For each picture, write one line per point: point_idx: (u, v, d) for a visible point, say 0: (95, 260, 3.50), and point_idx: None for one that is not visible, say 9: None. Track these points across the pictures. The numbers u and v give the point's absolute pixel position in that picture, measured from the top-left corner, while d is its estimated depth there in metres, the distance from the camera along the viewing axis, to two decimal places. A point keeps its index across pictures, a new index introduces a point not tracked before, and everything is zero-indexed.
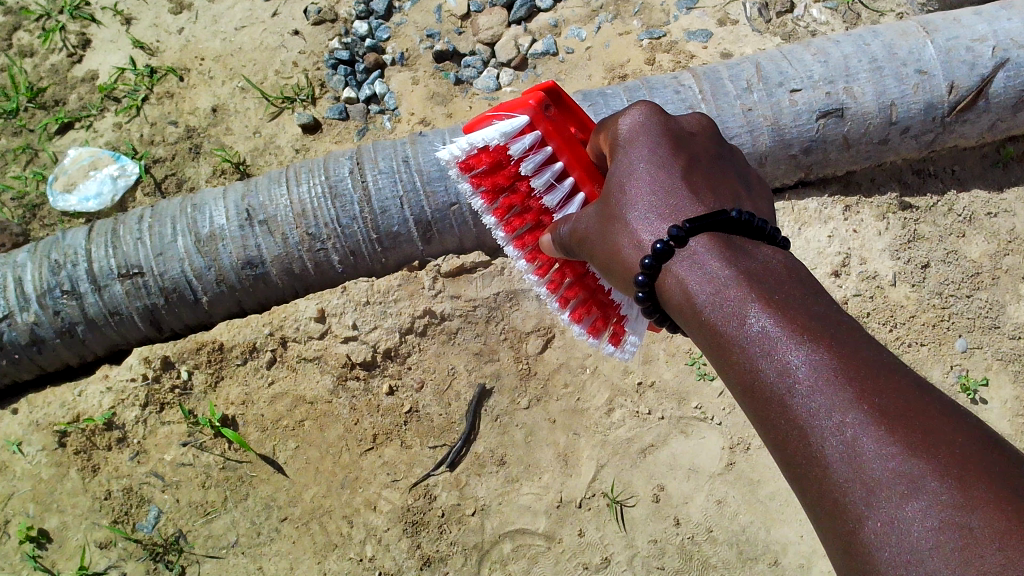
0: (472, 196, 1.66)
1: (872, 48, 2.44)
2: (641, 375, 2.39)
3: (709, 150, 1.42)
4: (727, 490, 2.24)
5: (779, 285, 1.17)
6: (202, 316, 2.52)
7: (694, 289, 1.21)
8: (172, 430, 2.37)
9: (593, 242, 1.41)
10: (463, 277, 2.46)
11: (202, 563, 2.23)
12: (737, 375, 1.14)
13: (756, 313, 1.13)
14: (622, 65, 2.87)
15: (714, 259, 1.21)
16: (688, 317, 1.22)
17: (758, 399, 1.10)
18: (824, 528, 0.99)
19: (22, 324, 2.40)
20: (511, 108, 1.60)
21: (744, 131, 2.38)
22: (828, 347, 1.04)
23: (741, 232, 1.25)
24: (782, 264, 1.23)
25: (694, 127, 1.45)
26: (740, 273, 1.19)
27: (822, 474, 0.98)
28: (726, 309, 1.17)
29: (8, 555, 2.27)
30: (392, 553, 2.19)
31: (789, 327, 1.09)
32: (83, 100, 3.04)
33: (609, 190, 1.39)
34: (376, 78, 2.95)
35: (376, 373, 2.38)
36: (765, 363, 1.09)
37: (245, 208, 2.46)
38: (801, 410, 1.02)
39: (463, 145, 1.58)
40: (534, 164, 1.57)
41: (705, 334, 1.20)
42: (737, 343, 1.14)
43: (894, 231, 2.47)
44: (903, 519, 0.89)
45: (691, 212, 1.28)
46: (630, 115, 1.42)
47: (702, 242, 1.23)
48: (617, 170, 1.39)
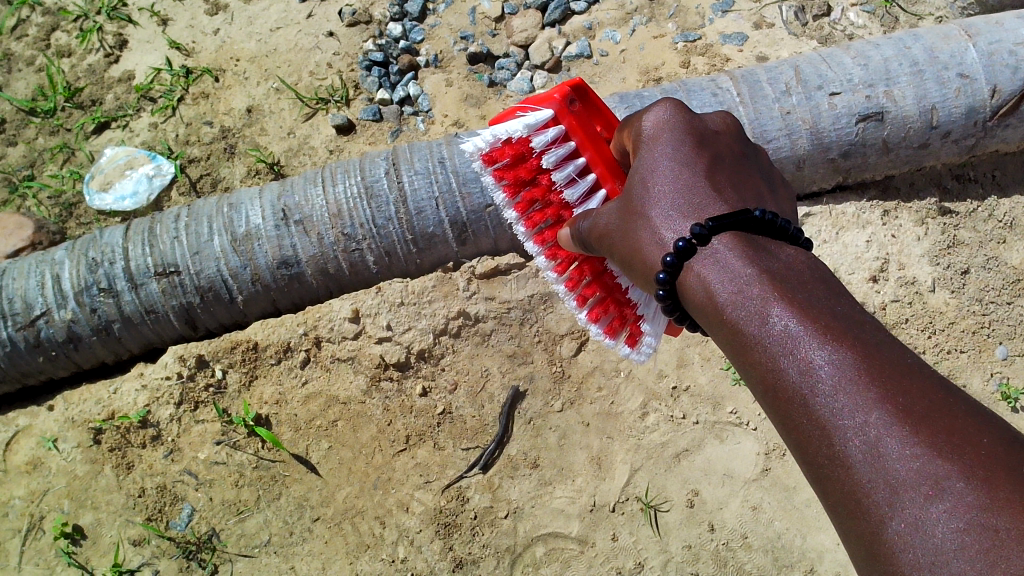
0: (494, 189, 1.66)
1: (912, 52, 2.43)
2: (675, 379, 2.37)
3: (735, 150, 1.40)
4: (762, 496, 2.22)
5: (801, 286, 1.15)
6: (238, 315, 2.53)
7: (715, 287, 1.18)
8: (206, 428, 2.38)
9: (614, 239, 1.38)
10: (498, 279, 2.46)
11: (234, 562, 2.23)
12: (756, 374, 1.12)
13: (778, 313, 1.11)
14: (656, 68, 2.86)
15: (736, 258, 1.19)
16: (709, 315, 1.20)
17: (778, 397, 1.08)
18: (843, 528, 0.97)
19: (59, 321, 2.44)
20: (537, 103, 1.61)
21: (783, 134, 2.37)
22: (850, 347, 1.03)
23: (764, 232, 1.24)
24: (805, 264, 1.21)
25: (718, 125, 1.43)
26: (762, 273, 1.17)
27: (842, 473, 0.97)
28: (747, 307, 1.15)
29: (43, 550, 2.30)
30: (424, 554, 2.18)
31: (812, 326, 1.07)
32: (119, 100, 3.07)
33: (632, 187, 1.37)
34: (410, 79, 2.95)
35: (409, 373, 2.37)
36: (786, 362, 1.07)
37: (281, 208, 2.47)
38: (822, 408, 1.01)
39: (486, 136, 1.61)
40: (556, 157, 1.57)
41: (725, 333, 1.18)
42: (757, 342, 1.12)
43: (934, 236, 2.44)
44: (927, 520, 0.88)
45: (715, 211, 1.26)
46: (654, 114, 1.41)
47: (725, 241, 1.21)
48: (640, 168, 1.37)
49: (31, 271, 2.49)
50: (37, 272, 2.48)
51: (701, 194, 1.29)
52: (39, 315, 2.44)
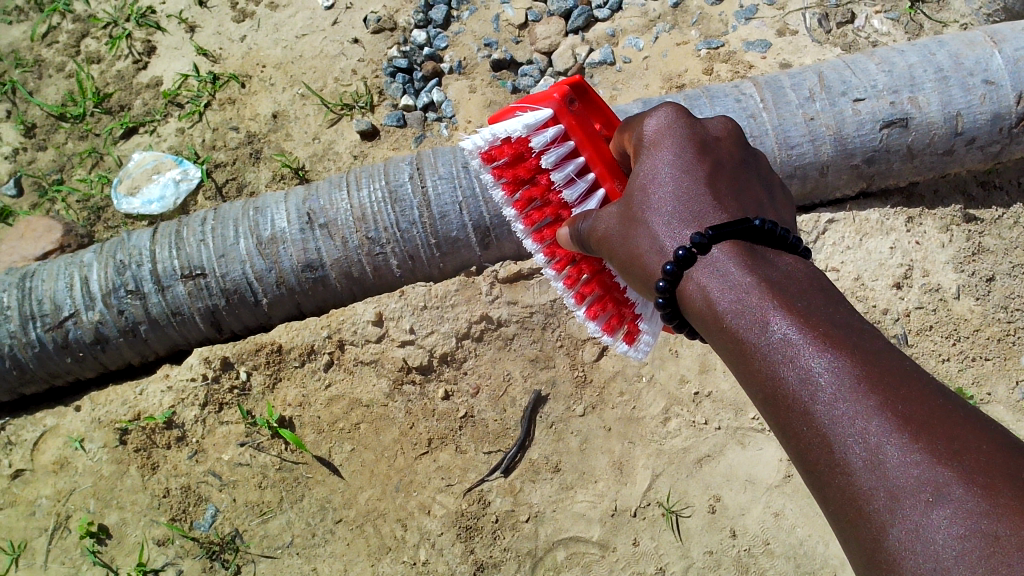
0: (494, 187, 1.68)
1: (937, 58, 2.42)
2: (698, 385, 2.37)
3: (736, 156, 1.39)
4: (785, 502, 2.21)
5: (802, 294, 1.16)
6: (263, 317, 2.56)
7: (716, 295, 1.19)
8: (229, 430, 2.40)
9: (615, 245, 1.39)
10: (520, 283, 2.47)
11: (257, 562, 2.24)
12: (757, 382, 1.13)
13: (779, 321, 1.12)
14: (679, 75, 2.87)
15: (736, 268, 1.19)
16: (709, 323, 1.20)
17: (779, 405, 1.08)
18: (844, 536, 0.97)
19: (87, 322, 2.47)
20: (535, 101, 1.60)
21: (806, 140, 2.37)
22: (850, 355, 1.03)
23: (764, 241, 1.23)
24: (805, 274, 1.21)
25: (719, 130, 1.42)
26: (763, 281, 1.17)
27: (842, 481, 0.97)
28: (748, 316, 1.15)
29: (70, 549, 2.33)
30: (446, 557, 2.19)
31: (812, 334, 1.08)
32: (147, 105, 3.11)
33: (632, 192, 1.37)
34: (433, 86, 2.97)
35: (432, 377, 2.39)
36: (786, 371, 1.07)
37: (306, 212, 2.49)
38: (822, 416, 1.01)
39: (485, 135, 1.60)
40: (555, 157, 1.56)
41: (726, 341, 1.18)
42: (758, 350, 1.12)
43: (958, 243, 2.43)
44: (928, 527, 0.88)
45: (718, 221, 1.27)
46: (656, 118, 1.40)
47: (725, 250, 1.21)
48: (640, 173, 1.37)
49: (59, 274, 2.53)
50: (66, 274, 2.51)
51: (704, 203, 1.29)
52: (68, 317, 2.48)
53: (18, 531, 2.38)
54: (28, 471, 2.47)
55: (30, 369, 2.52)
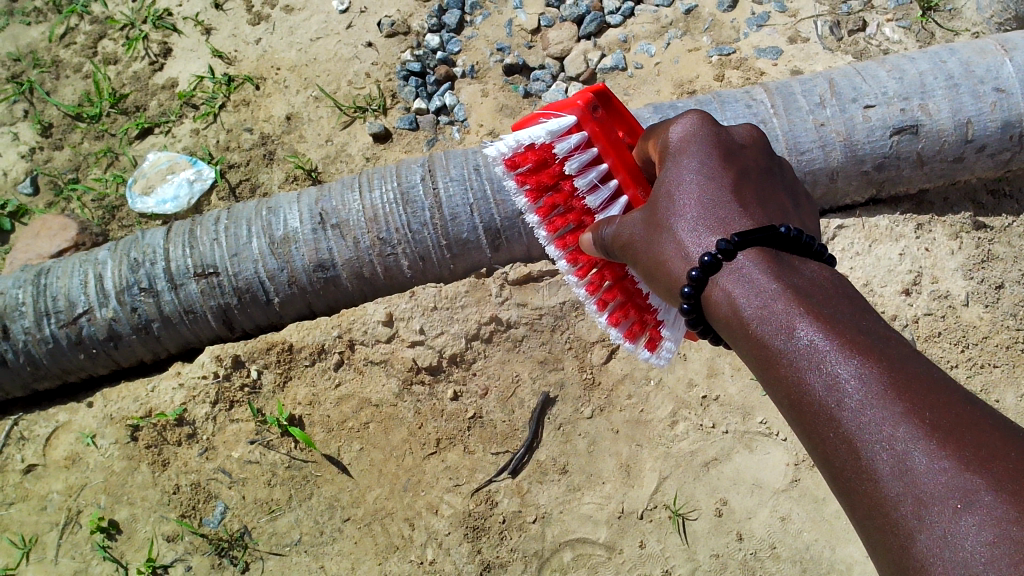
0: (517, 194, 1.70)
1: (948, 65, 2.43)
2: (705, 389, 2.37)
3: (761, 165, 1.41)
4: (791, 506, 2.21)
5: (827, 300, 1.17)
6: (274, 316, 2.58)
7: (740, 301, 1.20)
8: (240, 428, 2.42)
9: (639, 249, 1.40)
10: (530, 285, 2.48)
11: (265, 560, 2.26)
12: (782, 389, 1.13)
13: (804, 328, 1.12)
14: (691, 81, 2.89)
15: (761, 274, 1.20)
16: (733, 329, 1.21)
17: (805, 412, 1.09)
18: (873, 544, 0.98)
19: (101, 319, 2.50)
20: (560, 108, 1.64)
21: (816, 146, 2.38)
22: (877, 362, 1.04)
23: (789, 249, 1.25)
24: (829, 281, 1.22)
25: (745, 139, 1.44)
26: (787, 287, 1.18)
27: (871, 488, 0.98)
28: (773, 322, 1.16)
29: (80, 544, 2.35)
30: (453, 557, 2.20)
31: (838, 340, 1.08)
32: (162, 106, 3.14)
33: (658, 199, 1.39)
34: (446, 90, 3.00)
35: (441, 377, 2.40)
36: (812, 377, 1.08)
37: (318, 212, 2.52)
38: (849, 422, 1.02)
39: (509, 141, 1.64)
40: (578, 163, 1.60)
41: (751, 347, 1.19)
42: (783, 356, 1.13)
43: (968, 250, 2.43)
44: (957, 534, 0.88)
45: (742, 226, 1.28)
46: (682, 126, 1.43)
47: (750, 256, 1.22)
48: (665, 180, 1.39)
49: (74, 271, 2.55)
50: (80, 271, 2.54)
51: (727, 209, 1.30)
52: (82, 313, 2.50)
53: (29, 525, 2.40)
54: (41, 466, 2.49)
55: (44, 365, 2.55)
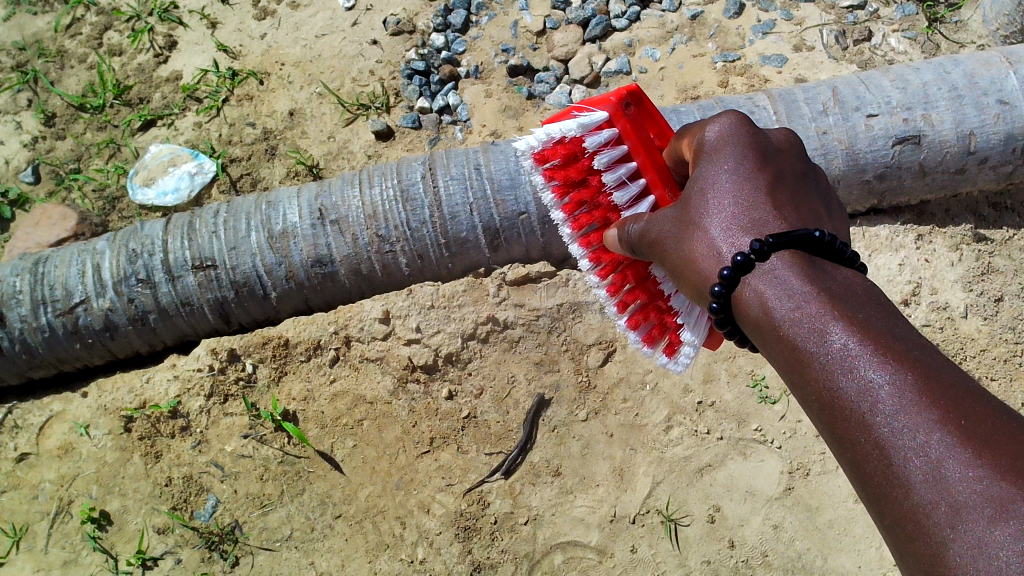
0: (544, 189, 1.70)
1: (952, 77, 2.43)
2: (701, 394, 2.37)
3: (796, 169, 1.40)
4: (785, 514, 2.20)
5: (860, 305, 1.16)
6: (271, 311, 2.57)
7: (773, 303, 1.19)
8: (234, 421, 2.41)
9: (668, 247, 1.39)
10: (528, 286, 2.48)
11: (256, 554, 2.25)
12: (812, 392, 1.13)
13: (837, 331, 1.12)
14: (695, 86, 2.88)
15: (795, 277, 1.20)
16: (763, 330, 1.21)
17: (835, 415, 1.08)
18: (902, 551, 0.97)
19: (97, 309, 2.50)
20: (592, 104, 1.64)
21: (818, 154, 2.37)
22: (912, 369, 1.04)
23: (824, 254, 1.24)
24: (862, 286, 1.21)
25: (780, 142, 1.44)
26: (821, 291, 1.18)
27: (902, 494, 0.97)
28: (805, 324, 1.15)
29: (70, 534, 2.35)
30: (443, 556, 2.19)
31: (872, 346, 1.08)
32: (166, 99, 3.14)
33: (690, 197, 1.38)
34: (450, 89, 2.99)
35: (436, 376, 2.40)
36: (844, 381, 1.08)
37: (318, 207, 2.52)
38: (881, 428, 1.01)
39: (540, 136, 1.63)
40: (608, 158, 1.60)
41: (781, 350, 1.19)
42: (815, 359, 1.12)
43: (968, 262, 2.43)
44: (990, 542, 0.87)
45: (776, 228, 1.27)
46: (718, 126, 1.41)
47: (784, 259, 1.22)
48: (698, 179, 1.38)
49: (72, 260, 2.55)
50: (78, 261, 2.54)
51: (761, 210, 1.30)
52: (78, 303, 2.50)
53: (20, 514, 2.40)
54: (33, 455, 2.49)
55: (39, 354, 2.55)
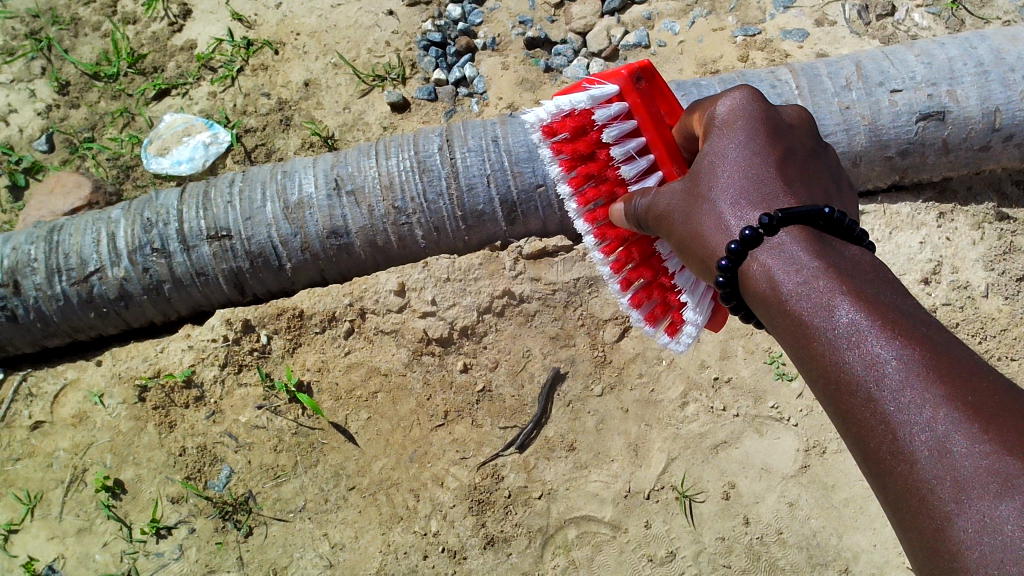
0: (552, 162, 1.68)
1: (978, 52, 2.39)
2: (717, 370, 2.35)
3: (807, 145, 1.38)
4: (800, 492, 2.19)
5: (868, 282, 1.14)
6: (286, 282, 2.56)
7: (780, 277, 1.17)
8: (248, 392, 2.41)
9: (674, 220, 1.37)
10: (544, 260, 2.46)
11: (269, 525, 2.25)
12: (817, 368, 1.11)
13: (844, 306, 1.10)
14: (714, 61, 2.85)
15: (803, 252, 1.18)
16: (770, 305, 1.19)
17: (840, 391, 1.06)
18: (905, 527, 0.96)
19: (112, 278, 2.49)
20: (604, 78, 1.61)
21: (841, 130, 2.34)
22: (919, 344, 1.02)
23: (832, 231, 1.21)
24: (869, 264, 1.19)
25: (792, 118, 1.41)
26: (829, 266, 1.16)
27: (906, 470, 0.95)
28: (812, 299, 1.13)
29: (85, 502, 2.35)
30: (457, 529, 2.19)
31: (878, 321, 1.06)
32: (181, 68, 3.12)
33: (699, 170, 1.36)
34: (466, 61, 2.97)
35: (451, 349, 2.39)
36: (850, 355, 1.06)
37: (334, 178, 2.50)
38: (886, 403, 1.00)
39: (550, 107, 1.61)
40: (617, 132, 1.57)
41: (787, 325, 1.17)
42: (821, 334, 1.11)
43: (990, 241, 2.40)
44: (996, 518, 0.86)
45: (785, 203, 1.26)
46: (728, 100, 1.38)
47: (792, 234, 1.20)
48: (707, 152, 1.36)
49: (87, 229, 2.54)
50: (93, 230, 2.53)
51: (770, 186, 1.28)
52: (93, 272, 2.49)
53: (35, 481, 2.41)
54: (47, 423, 2.49)
55: (54, 323, 2.55)
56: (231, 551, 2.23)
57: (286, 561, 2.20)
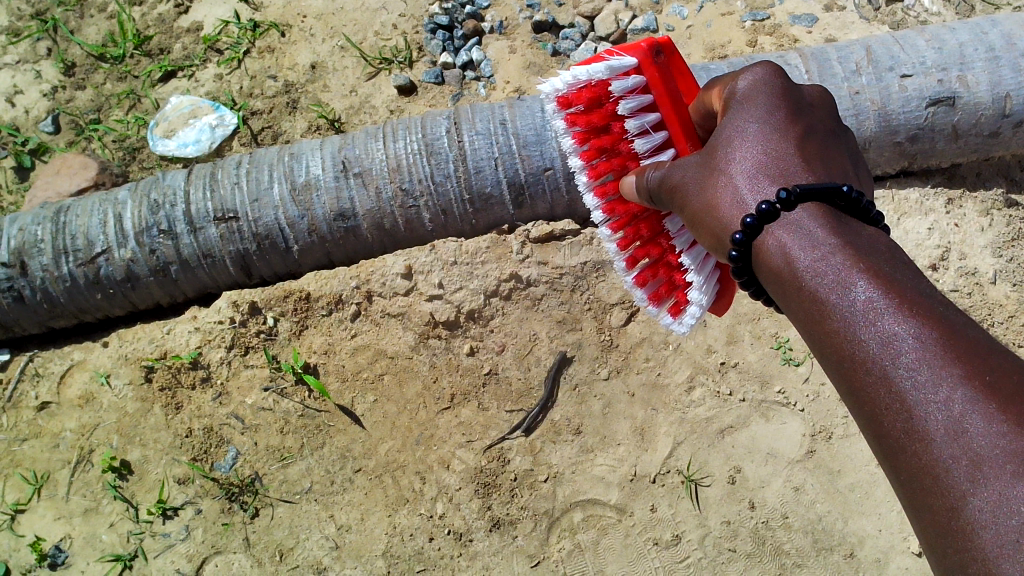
0: (564, 134, 1.67)
1: (989, 37, 2.38)
2: (724, 355, 2.35)
3: (827, 125, 1.37)
4: (806, 477, 2.20)
5: (884, 261, 1.14)
6: (292, 265, 2.56)
7: (796, 254, 1.17)
8: (254, 374, 2.41)
9: (689, 193, 1.37)
10: (552, 244, 2.45)
11: (275, 506, 2.26)
12: (831, 345, 1.11)
13: (860, 283, 1.10)
14: (723, 45, 2.84)
15: (820, 230, 1.18)
16: (784, 282, 1.18)
17: (854, 368, 1.06)
18: (917, 506, 0.96)
19: (119, 260, 2.48)
20: (623, 50, 1.59)
21: (850, 114, 2.33)
22: (936, 324, 1.02)
23: (849, 209, 1.21)
24: (885, 244, 1.19)
25: (812, 96, 1.40)
26: (845, 244, 1.16)
27: (921, 449, 0.95)
28: (827, 277, 1.13)
29: (92, 483, 2.36)
30: (462, 512, 2.20)
31: (896, 300, 1.06)
32: (187, 50, 3.11)
33: (716, 144, 1.35)
34: (473, 45, 2.96)
35: (458, 333, 2.39)
36: (865, 333, 1.06)
37: (341, 160, 2.50)
38: (903, 381, 0.99)
39: (565, 78, 1.59)
40: (632, 106, 1.56)
41: (800, 303, 1.16)
42: (836, 312, 1.10)
43: (998, 228, 2.39)
44: (1013, 498, 0.86)
45: (803, 179, 1.25)
46: (750, 75, 1.37)
47: (809, 211, 1.19)
48: (726, 126, 1.35)
49: (94, 210, 2.54)
50: (100, 211, 2.53)
51: (788, 160, 1.27)
52: (100, 253, 2.49)
53: (42, 461, 2.42)
54: (54, 404, 2.49)
55: (60, 303, 2.55)
56: (237, 532, 2.24)
57: (292, 543, 2.21)
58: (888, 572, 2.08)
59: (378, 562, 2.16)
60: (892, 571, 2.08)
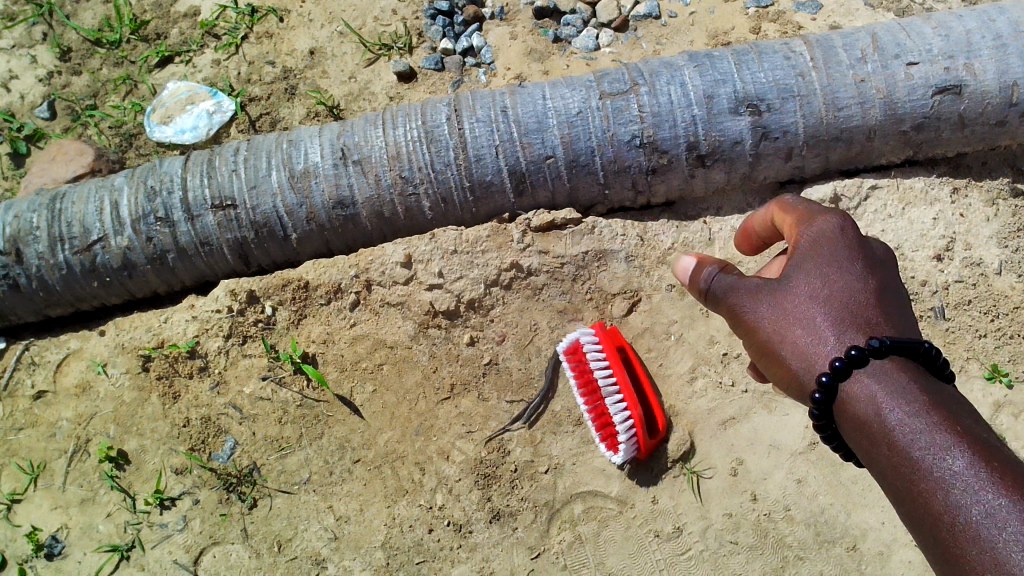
0: None
1: (997, 24, 2.35)
2: (726, 346, 2.30)
3: (893, 274, 1.45)
4: (809, 469, 2.18)
5: (962, 416, 1.23)
6: (291, 253, 2.53)
7: (888, 412, 1.24)
8: (252, 363, 2.39)
9: (760, 320, 1.45)
10: (553, 233, 2.40)
11: (273, 497, 2.25)
12: (912, 494, 1.19)
13: (952, 446, 1.16)
14: (726, 32, 2.81)
15: (907, 388, 1.26)
16: (874, 438, 1.26)
17: (934, 523, 1.15)
18: None
19: (115, 248, 2.46)
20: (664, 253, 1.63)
21: (855, 103, 2.32)
22: (1015, 483, 1.10)
23: (925, 363, 1.30)
24: (955, 397, 1.28)
25: (883, 253, 1.48)
26: (930, 403, 1.23)
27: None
28: (915, 435, 1.21)
29: (89, 472, 2.34)
30: (462, 503, 2.20)
31: (977, 450, 1.15)
32: (184, 35, 3.08)
33: (800, 290, 1.42)
34: (473, 31, 2.93)
35: (458, 323, 2.36)
36: (950, 492, 1.13)
37: (340, 147, 2.47)
38: (993, 534, 1.07)
39: None
40: None
41: (887, 459, 1.24)
42: (919, 462, 1.18)
43: (1004, 218, 2.37)
44: None
45: (885, 330, 1.34)
46: (830, 222, 1.46)
47: (894, 366, 1.27)
48: (803, 283, 1.43)
49: (90, 196, 2.51)
50: (96, 198, 2.50)
51: (872, 309, 1.37)
52: (96, 241, 2.46)
53: (38, 451, 2.40)
54: (50, 393, 2.47)
55: (57, 292, 2.52)
56: (235, 522, 2.23)
57: (291, 534, 2.20)
58: (890, 566, 2.07)
59: (377, 553, 2.16)
60: (893, 564, 2.07)
